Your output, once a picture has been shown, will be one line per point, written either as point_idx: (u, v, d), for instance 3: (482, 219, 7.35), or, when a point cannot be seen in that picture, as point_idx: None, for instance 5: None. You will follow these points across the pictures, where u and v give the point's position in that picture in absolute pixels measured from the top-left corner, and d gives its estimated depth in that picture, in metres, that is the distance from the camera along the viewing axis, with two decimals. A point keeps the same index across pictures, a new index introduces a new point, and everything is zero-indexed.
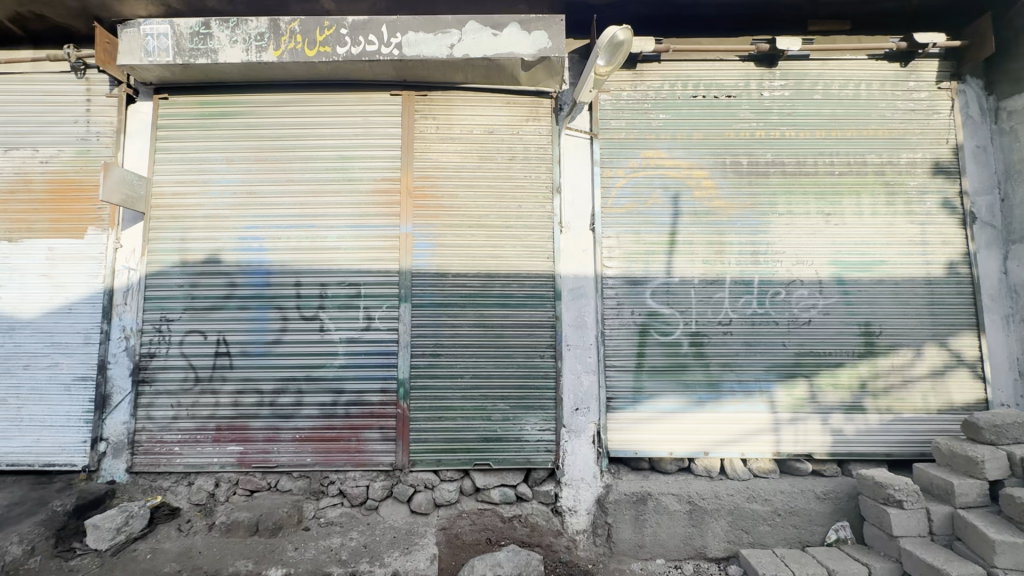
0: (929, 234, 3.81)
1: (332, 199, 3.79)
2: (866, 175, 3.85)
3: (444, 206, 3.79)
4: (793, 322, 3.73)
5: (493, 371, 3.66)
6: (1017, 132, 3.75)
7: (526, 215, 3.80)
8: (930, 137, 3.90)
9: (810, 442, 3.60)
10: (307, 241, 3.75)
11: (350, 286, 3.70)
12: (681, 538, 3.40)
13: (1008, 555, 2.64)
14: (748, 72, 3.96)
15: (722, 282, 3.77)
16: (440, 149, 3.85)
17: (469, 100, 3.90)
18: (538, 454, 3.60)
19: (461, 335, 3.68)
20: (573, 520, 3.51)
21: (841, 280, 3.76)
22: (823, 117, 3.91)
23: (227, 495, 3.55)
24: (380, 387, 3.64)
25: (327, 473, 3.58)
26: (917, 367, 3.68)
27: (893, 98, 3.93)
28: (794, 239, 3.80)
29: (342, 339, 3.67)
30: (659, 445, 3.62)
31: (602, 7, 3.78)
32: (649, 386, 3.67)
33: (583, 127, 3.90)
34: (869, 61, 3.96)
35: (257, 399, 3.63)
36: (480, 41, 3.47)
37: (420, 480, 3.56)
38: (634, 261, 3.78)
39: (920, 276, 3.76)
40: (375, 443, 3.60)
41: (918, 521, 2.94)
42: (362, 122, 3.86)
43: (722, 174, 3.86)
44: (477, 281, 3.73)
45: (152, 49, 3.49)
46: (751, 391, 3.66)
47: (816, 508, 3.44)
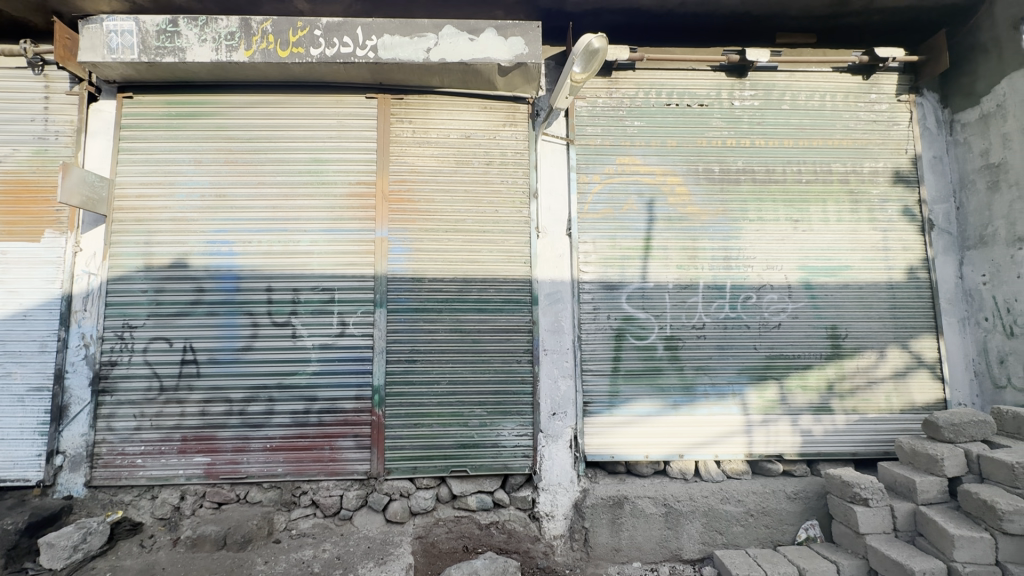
0: (891, 240, 3.96)
1: (305, 202, 3.71)
2: (832, 184, 3.98)
3: (420, 210, 3.76)
4: (764, 326, 3.82)
5: (470, 377, 3.63)
6: (970, 143, 3.93)
7: (503, 220, 3.80)
8: (890, 147, 4.06)
9: (780, 443, 3.69)
10: (279, 246, 3.66)
11: (323, 291, 3.63)
12: (656, 540, 3.43)
13: (965, 549, 2.72)
14: (719, 81, 4.06)
15: (696, 286, 3.84)
16: (416, 153, 3.82)
17: (445, 104, 3.88)
18: (515, 459, 3.59)
19: (437, 340, 3.65)
20: (550, 526, 3.50)
21: (809, 285, 3.87)
22: (791, 126, 4.03)
23: (192, 508, 3.42)
24: (355, 394, 3.57)
25: (298, 483, 3.49)
26: (881, 369, 3.81)
27: (856, 109, 4.08)
28: (764, 245, 3.90)
29: (315, 346, 3.59)
30: (635, 448, 3.64)
31: (578, 14, 3.82)
32: (625, 390, 3.70)
33: (559, 133, 3.93)
34: (833, 73, 4.10)
35: (226, 408, 3.51)
36: (456, 46, 3.46)
37: (396, 488, 3.51)
38: (610, 266, 3.82)
39: (882, 280, 3.90)
40: (349, 451, 3.53)
41: (882, 518, 3.04)
42: (336, 125, 3.80)
43: (695, 181, 3.94)
44: (454, 286, 3.70)
45: (116, 46, 3.37)
46: (724, 393, 3.73)
47: (787, 508, 3.51)
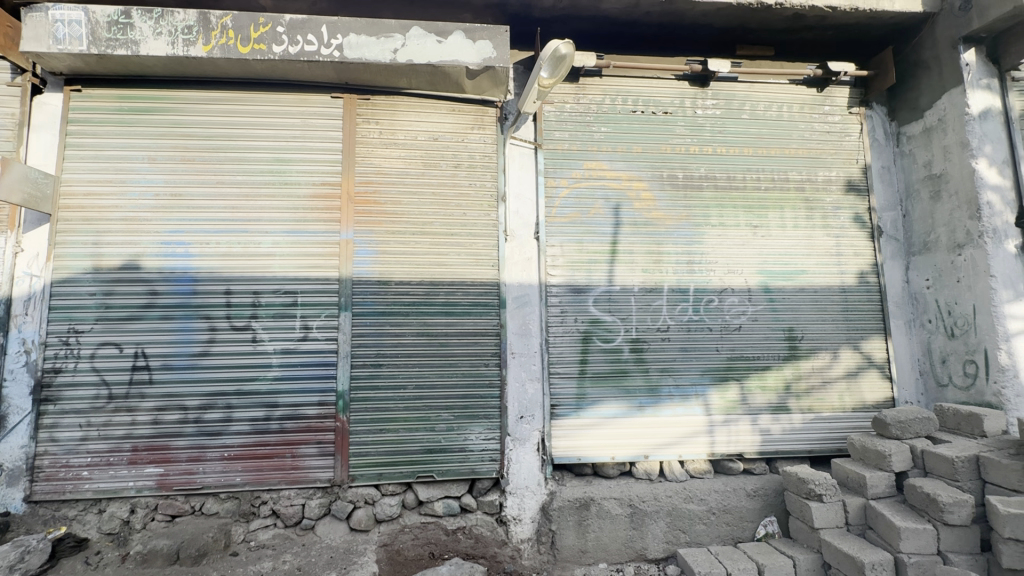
0: (843, 246, 4.14)
1: (267, 202, 3.61)
2: (788, 192, 4.14)
3: (387, 212, 3.70)
4: (725, 328, 3.92)
5: (437, 381, 3.60)
6: (915, 155, 4.14)
7: (470, 223, 3.79)
8: (841, 157, 4.25)
9: (741, 442, 3.80)
10: (239, 247, 3.54)
11: (285, 294, 3.54)
12: (622, 540, 3.47)
13: (911, 540, 2.83)
14: (682, 90, 4.17)
15: (660, 290, 3.91)
16: (383, 155, 3.77)
17: (413, 106, 3.85)
18: (482, 463, 3.57)
19: (403, 344, 3.60)
20: (517, 529, 3.50)
21: (768, 288, 4.00)
22: (750, 135, 4.17)
23: (143, 522, 3.26)
24: (318, 400, 3.48)
25: (258, 493, 3.38)
26: (834, 369, 3.97)
27: (811, 120, 4.26)
28: (725, 249, 4.01)
29: (276, 351, 3.49)
30: (601, 450, 3.68)
31: (546, 20, 3.86)
32: (591, 392, 3.74)
33: (527, 137, 3.96)
34: (790, 85, 4.27)
35: (181, 416, 3.37)
36: (424, 48, 3.44)
37: (361, 495, 3.43)
38: (576, 270, 3.85)
39: (835, 284, 4.08)
40: (312, 459, 3.43)
41: (836, 512, 3.16)
42: (300, 124, 3.71)
43: (660, 187, 4.03)
44: (421, 289, 3.67)
45: (63, 36, 3.20)
46: (687, 395, 3.82)
47: (747, 506, 3.61)
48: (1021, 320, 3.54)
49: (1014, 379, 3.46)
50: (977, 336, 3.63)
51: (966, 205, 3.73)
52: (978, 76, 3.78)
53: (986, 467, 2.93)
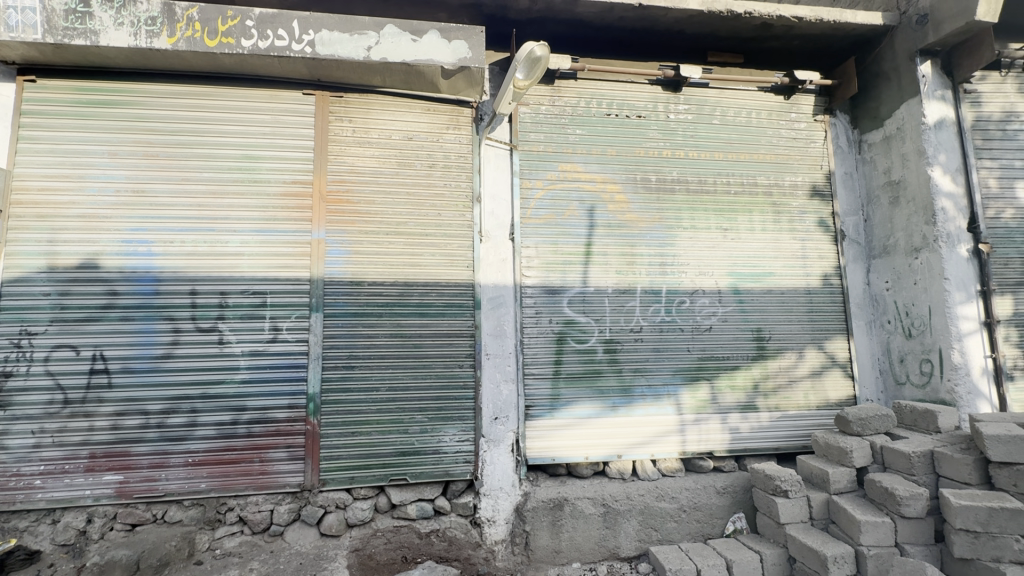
0: (808, 249, 4.27)
1: (234, 200, 3.51)
2: (757, 196, 4.25)
3: (360, 212, 3.65)
4: (696, 329, 4.00)
5: (410, 383, 3.56)
6: (875, 162, 4.31)
7: (445, 224, 3.77)
8: (807, 162, 4.39)
9: (711, 441, 3.88)
10: (205, 246, 3.44)
11: (254, 294, 3.45)
12: (595, 540, 3.49)
13: (870, 533, 2.92)
14: (655, 95, 4.23)
15: (633, 291, 3.97)
16: (357, 153, 3.72)
17: (387, 105, 3.80)
18: (456, 466, 3.55)
19: (376, 346, 3.55)
20: (491, 531, 3.49)
21: (737, 290, 4.10)
22: (721, 140, 4.27)
23: (101, 532, 3.13)
24: (288, 403, 3.41)
25: (224, 499, 3.28)
26: (799, 368, 4.09)
27: (778, 127, 4.38)
28: (697, 251, 4.09)
29: (244, 353, 3.40)
30: (576, 450, 3.70)
31: (522, 22, 3.88)
32: (566, 393, 3.76)
33: (502, 138, 3.96)
34: (759, 92, 4.39)
35: (142, 421, 3.25)
36: (398, 46, 3.40)
37: (331, 500, 3.38)
38: (551, 270, 3.87)
39: (801, 286, 4.20)
40: (281, 463, 3.35)
41: (800, 507, 3.25)
42: (270, 121, 3.62)
43: (633, 190, 4.08)
44: (395, 290, 3.63)
45: (15, 24, 3.06)
46: (660, 394, 3.88)
47: (717, 503, 3.68)
48: (972, 320, 3.72)
49: (966, 377, 3.63)
50: (932, 336, 3.79)
51: (922, 211, 3.88)
52: (933, 87, 3.96)
53: (939, 461, 3.06)
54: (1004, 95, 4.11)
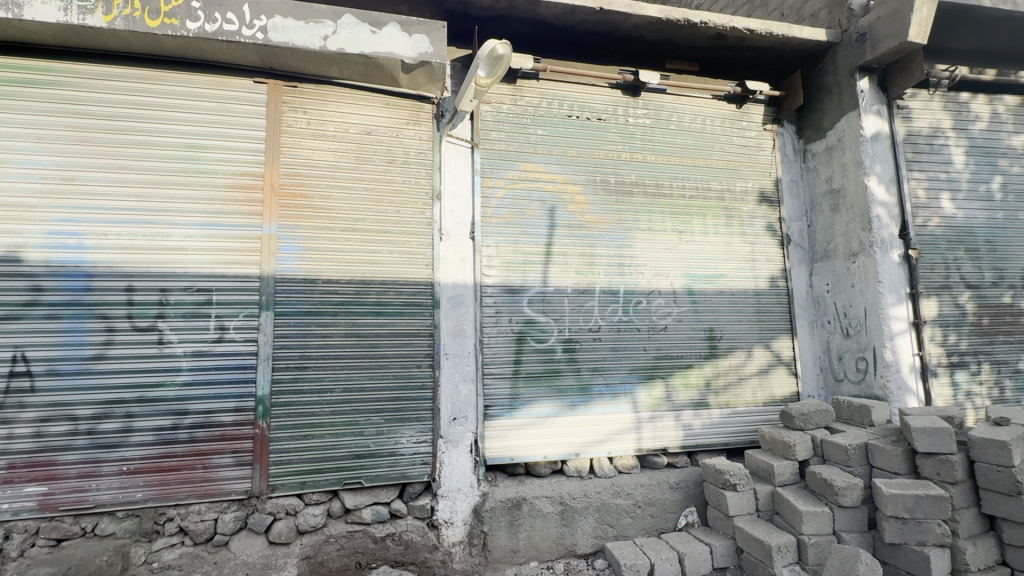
0: (757, 252, 4.46)
1: (178, 191, 3.31)
2: (710, 200, 4.40)
3: (315, 207, 3.52)
4: (652, 329, 4.10)
5: (366, 384, 3.47)
6: (818, 171, 4.55)
7: (404, 221, 3.69)
8: (757, 169, 4.58)
9: (665, 438, 3.98)
10: (144, 240, 3.22)
11: (198, 291, 3.26)
12: (552, 538, 3.51)
13: (811, 522, 3.08)
14: (615, 98, 4.31)
15: (592, 291, 4.02)
16: (312, 146, 3.58)
17: (344, 97, 3.69)
18: (413, 467, 3.48)
19: (331, 346, 3.43)
20: (448, 533, 3.45)
21: (691, 291, 4.23)
22: (677, 145, 4.39)
23: (20, 549, 2.87)
24: (235, 406, 3.24)
25: (162, 509, 3.09)
26: (748, 366, 4.27)
27: (730, 134, 4.55)
28: (653, 253, 4.19)
29: (186, 353, 3.20)
30: (534, 449, 3.71)
31: (484, 19, 3.85)
32: (525, 392, 3.76)
33: (463, 136, 3.92)
34: (713, 100, 4.55)
35: (70, 427, 3.00)
36: (357, 37, 3.30)
37: (281, 506, 3.24)
38: (511, 270, 3.87)
39: (750, 288, 4.39)
40: (226, 469, 3.19)
41: (748, 500, 3.39)
42: (218, 109, 3.44)
43: (593, 191, 4.14)
44: (351, 289, 3.52)
45: None
46: (617, 393, 3.95)
47: (670, 498, 3.78)
48: (902, 321, 3.99)
49: (896, 374, 3.89)
50: (867, 335, 4.04)
51: (859, 218, 4.13)
52: (870, 102, 4.22)
53: (873, 453, 3.26)
54: (931, 112, 4.44)
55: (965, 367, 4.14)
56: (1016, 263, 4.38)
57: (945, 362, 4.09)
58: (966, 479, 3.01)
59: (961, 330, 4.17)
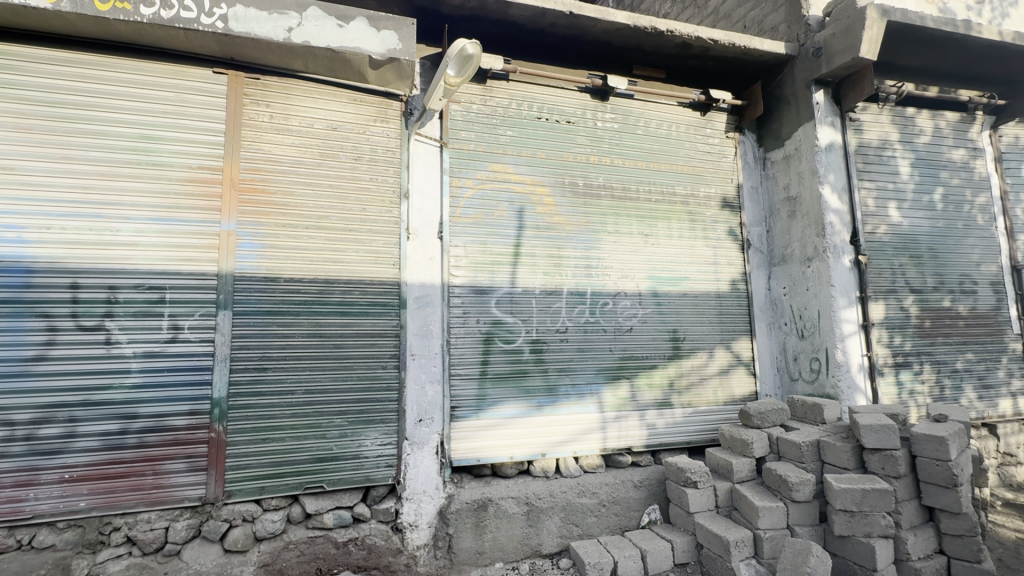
0: (719, 256, 4.59)
1: (129, 184, 3.15)
2: (675, 205, 4.50)
3: (277, 203, 3.42)
4: (618, 329, 4.16)
5: (329, 386, 3.39)
6: (777, 178, 4.73)
7: (370, 219, 3.62)
8: (719, 176, 4.72)
9: (629, 437, 4.05)
10: (91, 234, 3.04)
11: (149, 289, 3.11)
12: (518, 539, 3.52)
13: (767, 517, 3.19)
14: (584, 102, 4.36)
15: (560, 292, 4.05)
16: (274, 141, 3.48)
17: (309, 92, 3.60)
18: (378, 470, 3.42)
19: (293, 346, 3.34)
20: (413, 536, 3.41)
21: (656, 293, 4.32)
22: (644, 150, 4.48)
23: None
24: (189, 409, 3.10)
25: (108, 518, 2.93)
26: (710, 367, 4.39)
27: (695, 141, 4.68)
28: (620, 255, 4.26)
29: (136, 354, 3.05)
30: (501, 450, 3.70)
31: (454, 18, 3.82)
32: (492, 393, 3.76)
33: (432, 134, 3.89)
34: (678, 107, 4.66)
35: (6, 433, 2.81)
36: (323, 31, 3.22)
37: (238, 513, 3.13)
38: (479, 271, 3.86)
39: (712, 290, 4.52)
40: (179, 475, 3.05)
41: (708, 497, 3.49)
42: (174, 99, 3.29)
43: (562, 193, 4.17)
44: (314, 288, 3.43)
45: None
46: (583, 393, 3.99)
47: (634, 496, 3.84)
48: (852, 323, 4.18)
49: (847, 373, 4.08)
50: (820, 337, 4.21)
51: (814, 224, 4.31)
52: (825, 114, 4.41)
53: (824, 449, 3.41)
54: (880, 125, 4.68)
55: (909, 367, 4.38)
56: (955, 269, 4.67)
57: (891, 363, 4.32)
58: (908, 473, 3.18)
59: (905, 332, 4.41)
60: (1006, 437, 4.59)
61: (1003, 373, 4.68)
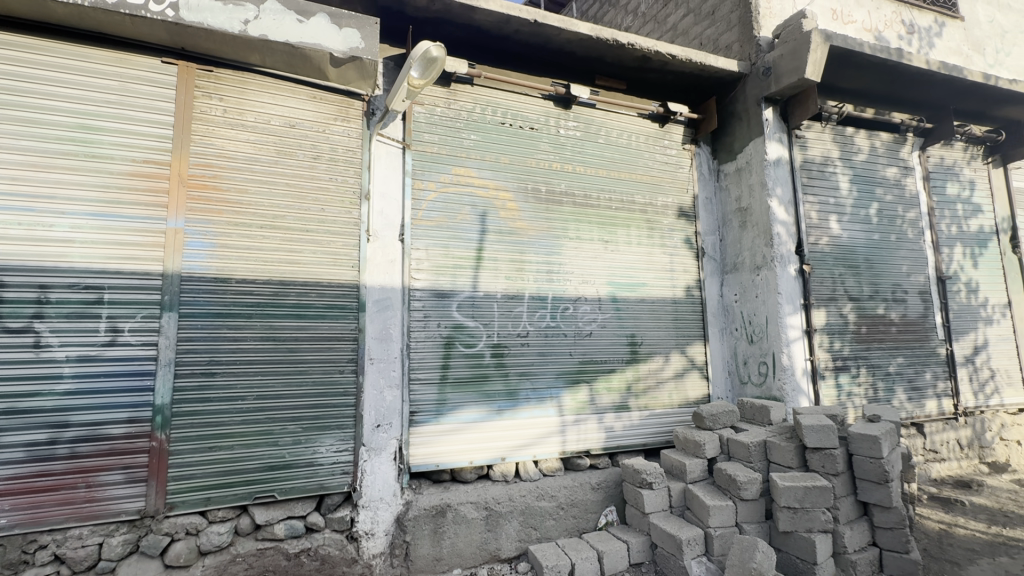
0: (675, 263, 4.74)
1: (65, 176, 2.94)
2: (634, 213, 4.63)
3: (229, 201, 3.28)
4: (578, 334, 4.22)
5: (282, 391, 3.27)
6: (729, 190, 4.94)
7: (329, 220, 3.53)
8: (676, 186, 4.89)
9: (588, 440, 4.11)
10: (20, 229, 2.82)
11: (86, 289, 2.90)
12: (476, 544, 3.50)
13: (717, 515, 3.31)
14: (547, 109, 4.42)
15: (522, 297, 4.08)
16: (228, 136, 3.34)
17: (267, 87, 3.49)
18: (333, 478, 3.32)
19: (244, 350, 3.21)
20: (369, 545, 3.33)
21: (615, 298, 4.42)
22: (605, 159, 4.58)
23: None
24: (129, 417, 2.92)
25: (33, 536, 2.71)
26: (666, 371, 4.53)
27: (653, 151, 4.83)
28: (581, 261, 4.33)
29: (69, 358, 2.84)
30: (461, 455, 3.68)
31: (419, 20, 3.80)
32: (452, 398, 3.73)
33: (395, 135, 3.84)
34: (638, 118, 4.80)
35: None
36: (282, 25, 3.13)
37: (180, 526, 2.97)
38: (441, 274, 3.83)
39: (669, 296, 4.66)
40: (116, 487, 2.87)
41: (662, 497, 3.59)
42: (117, 88, 3.11)
43: (524, 199, 4.21)
44: (268, 290, 3.32)
45: None
46: (544, 397, 4.02)
47: (592, 498, 3.90)
48: (797, 329, 4.42)
49: (791, 376, 4.29)
50: (768, 342, 4.42)
51: (763, 234, 4.52)
52: (774, 130, 4.65)
53: (770, 449, 3.57)
54: (823, 143, 4.98)
55: (848, 370, 4.66)
56: (888, 279, 5.01)
57: (832, 366, 4.58)
58: (846, 471, 3.38)
59: (844, 337, 4.69)
60: (931, 436, 4.95)
61: (929, 376, 5.05)
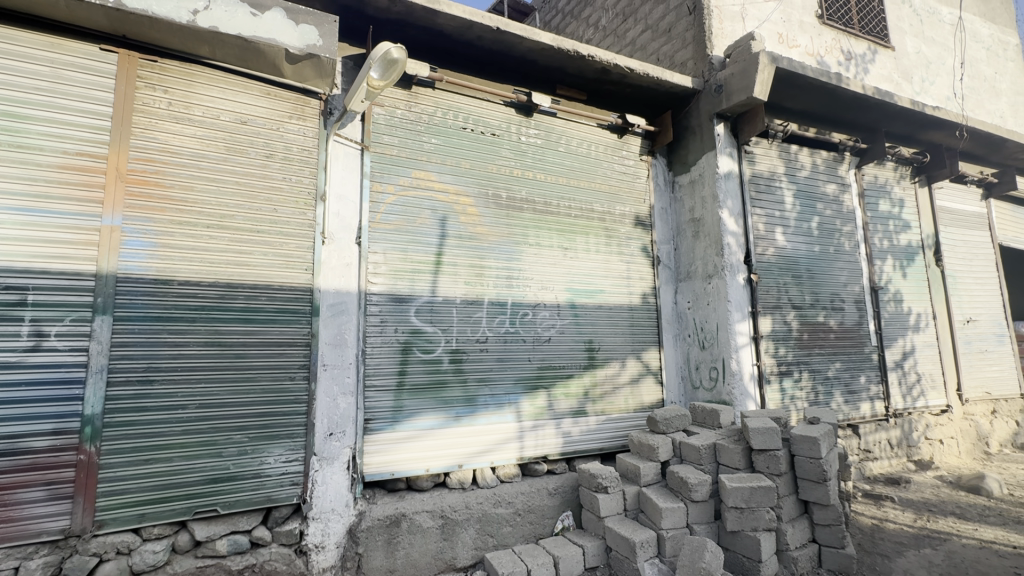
0: (632, 271, 4.86)
1: None
2: (593, 221, 4.71)
3: (173, 198, 3.12)
4: (537, 340, 4.25)
5: (228, 399, 3.12)
6: (684, 201, 5.12)
7: (282, 221, 3.41)
8: (634, 196, 5.02)
9: (545, 445, 4.13)
10: None
11: (6, 290, 2.66)
12: (431, 553, 3.44)
13: (669, 517, 3.39)
14: (509, 116, 4.45)
15: (481, 302, 4.07)
16: (172, 130, 3.17)
17: (216, 81, 3.34)
18: (281, 489, 3.19)
19: (186, 356, 3.04)
20: (319, 558, 3.21)
21: (573, 304, 4.48)
22: (565, 167, 4.65)
23: None
24: (53, 428, 2.70)
25: None
26: (622, 376, 4.62)
27: (612, 161, 4.94)
28: (540, 267, 4.36)
29: None
30: (417, 462, 3.62)
31: (380, 20, 3.75)
32: (408, 405, 3.66)
33: (353, 136, 3.75)
34: (597, 128, 4.91)
35: None
36: (234, 18, 3.01)
37: (111, 545, 2.77)
38: (399, 279, 3.77)
39: (625, 303, 4.77)
40: (36, 506, 2.64)
41: (617, 501, 3.65)
42: (49, 74, 2.89)
43: (485, 204, 4.21)
44: (214, 292, 3.16)
45: None
46: (502, 403, 4.02)
47: (549, 503, 3.92)
48: (745, 335, 4.61)
49: (739, 381, 4.47)
50: (718, 348, 4.59)
51: (714, 244, 4.70)
52: (725, 145, 4.86)
53: (720, 452, 3.70)
54: (770, 158, 5.25)
55: (791, 375, 4.90)
56: (828, 289, 5.32)
57: (776, 371, 4.81)
58: (788, 471, 3.54)
59: (788, 343, 4.94)
60: (866, 436, 5.27)
61: (864, 380, 5.39)
